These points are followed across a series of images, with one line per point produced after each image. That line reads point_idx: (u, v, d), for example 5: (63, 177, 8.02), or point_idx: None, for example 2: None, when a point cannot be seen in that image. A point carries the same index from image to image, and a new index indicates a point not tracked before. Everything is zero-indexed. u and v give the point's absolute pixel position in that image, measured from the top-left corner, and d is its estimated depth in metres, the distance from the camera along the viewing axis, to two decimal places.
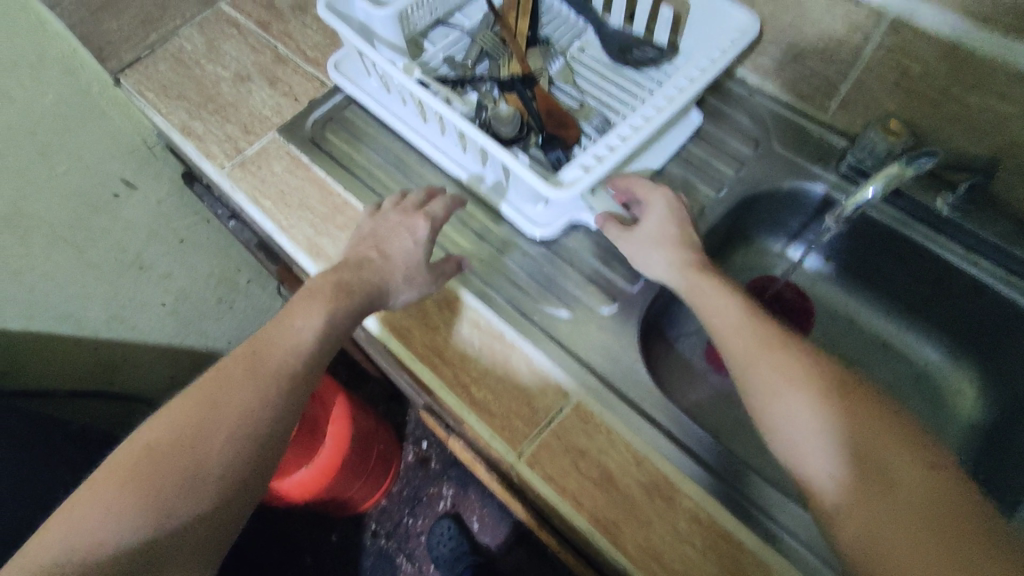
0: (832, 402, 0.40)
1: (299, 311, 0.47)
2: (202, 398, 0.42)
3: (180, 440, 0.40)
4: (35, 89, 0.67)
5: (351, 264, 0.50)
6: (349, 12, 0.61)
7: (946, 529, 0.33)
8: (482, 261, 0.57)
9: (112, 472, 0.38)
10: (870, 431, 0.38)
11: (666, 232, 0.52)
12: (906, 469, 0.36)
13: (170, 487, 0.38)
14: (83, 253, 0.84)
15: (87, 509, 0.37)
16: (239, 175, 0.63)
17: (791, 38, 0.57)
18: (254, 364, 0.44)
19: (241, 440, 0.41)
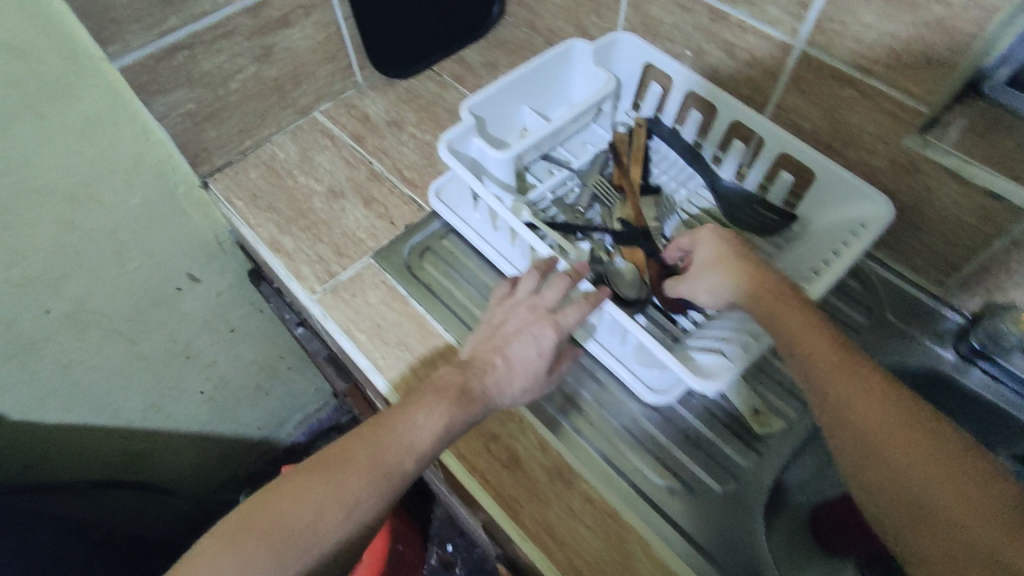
0: (845, 377, 0.41)
1: (417, 406, 0.46)
2: (326, 468, 0.42)
3: (303, 505, 0.40)
4: (123, 192, 0.64)
5: (473, 368, 0.49)
6: (464, 149, 0.60)
7: (941, 503, 0.36)
8: (591, 423, 0.54)
9: (241, 520, 0.40)
10: (881, 403, 0.39)
11: (709, 261, 0.50)
12: (912, 445, 0.37)
13: (289, 549, 0.39)
14: (135, 344, 0.79)
15: (215, 554, 0.38)
16: (331, 302, 0.60)
17: (911, 216, 0.57)
18: (374, 451, 0.43)
19: (347, 511, 0.41)
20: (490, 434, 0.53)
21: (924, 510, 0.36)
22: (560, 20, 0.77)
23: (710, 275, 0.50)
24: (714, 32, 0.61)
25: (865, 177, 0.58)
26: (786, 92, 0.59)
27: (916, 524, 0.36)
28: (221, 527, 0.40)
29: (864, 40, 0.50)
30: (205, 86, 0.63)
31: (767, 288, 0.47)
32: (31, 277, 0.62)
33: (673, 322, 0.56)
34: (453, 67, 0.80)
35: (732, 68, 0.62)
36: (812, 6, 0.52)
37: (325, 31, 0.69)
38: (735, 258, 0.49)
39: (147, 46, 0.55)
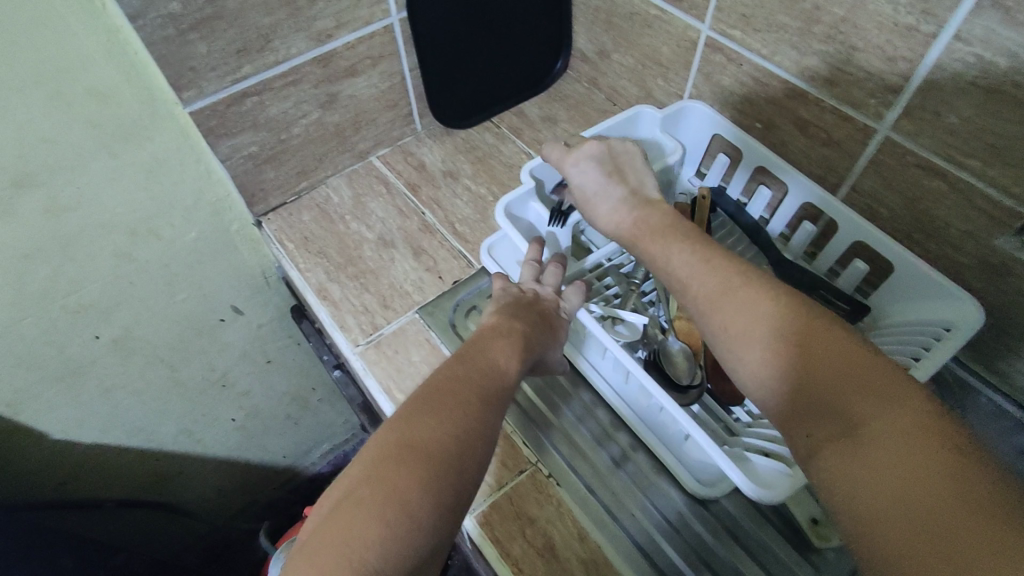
0: (813, 349, 0.35)
1: (492, 349, 0.42)
2: (442, 405, 0.36)
3: (445, 440, 0.34)
4: (181, 228, 0.64)
5: (522, 313, 0.48)
6: (522, 213, 0.59)
7: (917, 495, 0.28)
8: (633, 514, 0.51)
9: (385, 472, 0.32)
10: (856, 380, 0.33)
11: (597, 191, 0.52)
12: (898, 430, 0.31)
13: (452, 479, 0.32)
14: (174, 371, 0.78)
15: (374, 512, 0.30)
16: (373, 357, 0.59)
17: (1000, 319, 0.52)
18: (478, 385, 0.38)
19: (497, 409, 0.38)
20: (526, 516, 0.51)
21: (897, 503, 0.29)
22: (624, 79, 0.76)
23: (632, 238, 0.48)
24: (789, 107, 0.59)
25: (948, 272, 0.54)
26: (864, 174, 0.56)
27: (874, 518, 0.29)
28: (360, 489, 0.31)
29: (960, 132, 0.47)
30: (269, 130, 0.63)
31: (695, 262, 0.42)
32: (86, 306, 0.62)
33: (727, 412, 0.53)
34: (512, 120, 0.80)
35: (804, 145, 0.60)
36: (901, 93, 0.49)
37: (390, 80, 0.69)
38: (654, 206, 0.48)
39: (218, 93, 0.56)
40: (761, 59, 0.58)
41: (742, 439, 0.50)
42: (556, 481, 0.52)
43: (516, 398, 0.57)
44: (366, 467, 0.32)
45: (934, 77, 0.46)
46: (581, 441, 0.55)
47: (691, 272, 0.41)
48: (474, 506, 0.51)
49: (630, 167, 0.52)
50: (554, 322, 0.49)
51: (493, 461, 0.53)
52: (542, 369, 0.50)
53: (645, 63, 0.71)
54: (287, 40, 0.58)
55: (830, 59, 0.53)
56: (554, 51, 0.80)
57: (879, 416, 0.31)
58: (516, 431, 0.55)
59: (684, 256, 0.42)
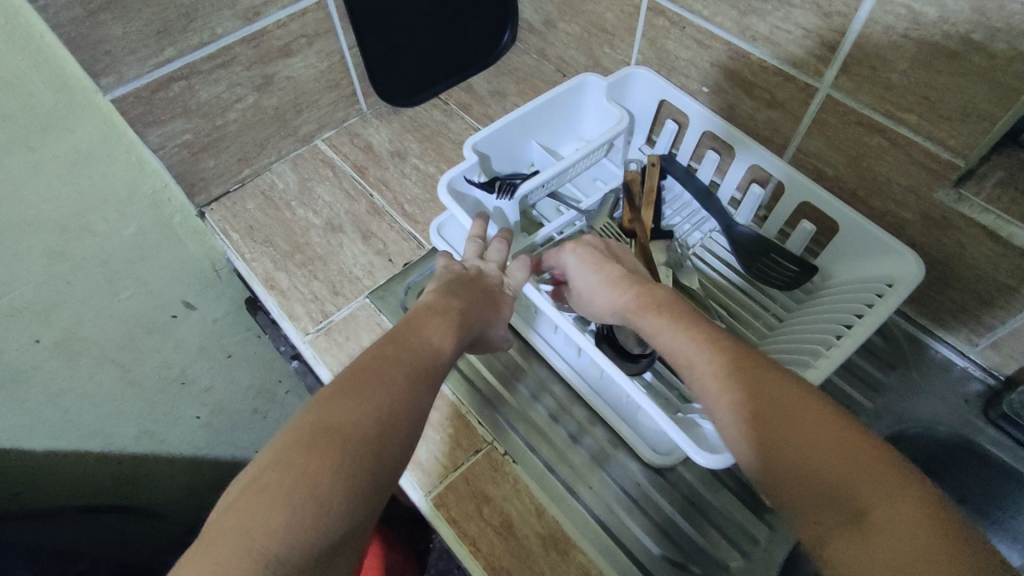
0: (750, 378, 0.35)
1: (426, 327, 0.41)
2: (365, 388, 0.35)
3: (364, 423, 0.33)
4: (118, 222, 0.62)
5: (461, 290, 0.47)
6: (467, 190, 0.58)
7: (863, 505, 0.29)
8: (591, 487, 0.51)
9: (295, 457, 0.31)
10: (801, 406, 0.33)
11: (592, 284, 0.48)
12: (837, 444, 0.31)
13: (367, 465, 0.32)
14: (127, 372, 0.75)
15: (282, 496, 0.29)
16: (324, 344, 0.58)
17: (943, 273, 0.52)
18: (406, 365, 0.38)
19: (425, 389, 0.37)
20: (483, 495, 0.50)
21: (840, 510, 0.30)
22: (571, 49, 0.74)
23: (637, 319, 0.43)
24: (732, 69, 0.58)
25: (892, 229, 0.54)
26: (808, 134, 0.56)
27: (828, 528, 0.30)
28: (267, 472, 0.30)
29: (896, 87, 0.47)
30: (203, 116, 0.61)
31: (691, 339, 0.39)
32: (20, 309, 0.59)
33: (681, 380, 0.53)
34: (460, 95, 0.78)
35: (750, 108, 0.59)
36: (839, 49, 0.49)
37: (329, 59, 0.67)
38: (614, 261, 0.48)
39: (142, 78, 0.54)
40: (702, 21, 0.57)
41: (695, 405, 0.49)
42: (512, 459, 0.52)
43: (470, 378, 0.56)
44: (280, 449, 0.31)
45: (868, 31, 0.46)
46: (538, 418, 0.55)
47: (706, 355, 0.37)
48: (430, 489, 0.51)
49: (619, 261, 0.49)
50: (497, 298, 0.48)
51: (448, 442, 0.53)
52: (487, 346, 0.49)
53: (591, 31, 0.70)
54: (211, 19, 0.55)
55: (770, 18, 0.52)
56: (500, 22, 0.78)
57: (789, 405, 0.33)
58: (471, 412, 0.55)
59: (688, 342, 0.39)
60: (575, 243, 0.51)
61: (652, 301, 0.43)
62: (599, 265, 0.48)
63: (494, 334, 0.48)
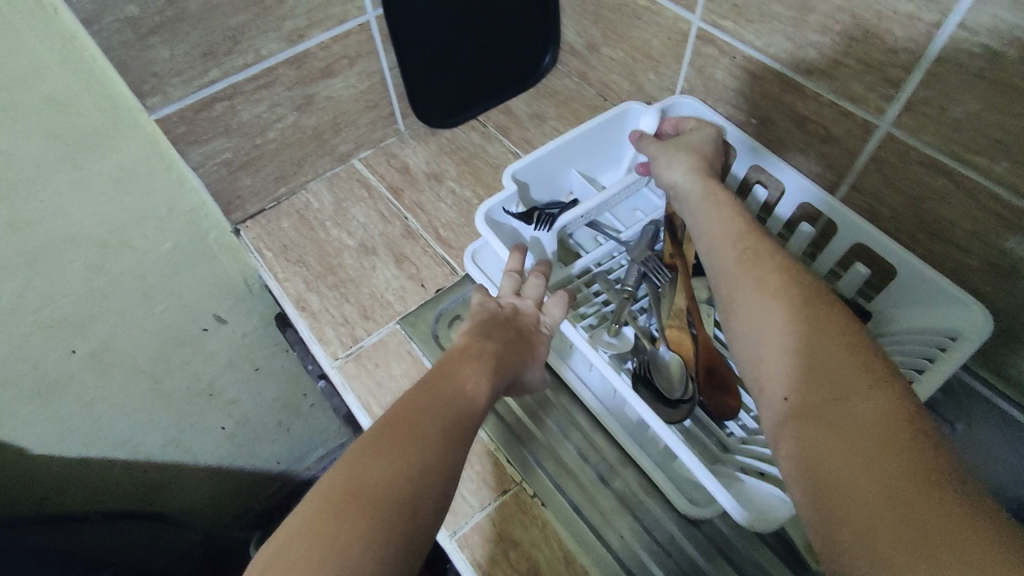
0: (785, 280, 0.37)
1: (459, 373, 0.40)
2: (395, 443, 0.34)
3: (397, 481, 0.32)
4: (155, 238, 0.62)
5: (495, 332, 0.45)
6: (504, 219, 0.57)
7: (850, 401, 0.32)
8: (623, 536, 0.49)
9: (324, 525, 0.30)
10: (818, 311, 0.35)
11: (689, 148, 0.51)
12: (850, 355, 0.33)
13: (400, 528, 0.30)
14: (157, 384, 0.76)
15: (313, 567, 0.28)
16: (352, 370, 0.58)
17: (1010, 325, 0.49)
18: (439, 415, 0.36)
19: (460, 440, 0.36)
20: (510, 539, 0.49)
21: (828, 402, 0.32)
22: (614, 74, 0.73)
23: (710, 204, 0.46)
24: (784, 102, 0.56)
25: (954, 275, 0.51)
26: (864, 172, 0.53)
27: (811, 414, 0.32)
28: (295, 544, 0.29)
29: (966, 128, 0.44)
30: (243, 135, 0.61)
31: (737, 222, 0.43)
32: (58, 321, 0.60)
33: (721, 427, 0.50)
34: (499, 118, 0.77)
35: (802, 141, 0.57)
36: (903, 86, 0.46)
37: (369, 80, 0.67)
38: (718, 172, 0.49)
39: (186, 99, 0.54)
40: (755, 51, 0.55)
41: (735, 458, 0.47)
42: (541, 501, 0.50)
43: (501, 413, 0.55)
44: (310, 515, 0.30)
45: (937, 69, 0.43)
46: (568, 457, 0.52)
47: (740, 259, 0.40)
48: (456, 529, 0.49)
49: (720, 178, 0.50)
50: (533, 340, 0.47)
51: (475, 480, 0.51)
52: (523, 388, 0.47)
53: (635, 57, 0.68)
54: (256, 41, 0.55)
55: (829, 51, 0.49)
56: (541, 45, 0.77)
57: (846, 364, 0.33)
58: (500, 448, 0.53)
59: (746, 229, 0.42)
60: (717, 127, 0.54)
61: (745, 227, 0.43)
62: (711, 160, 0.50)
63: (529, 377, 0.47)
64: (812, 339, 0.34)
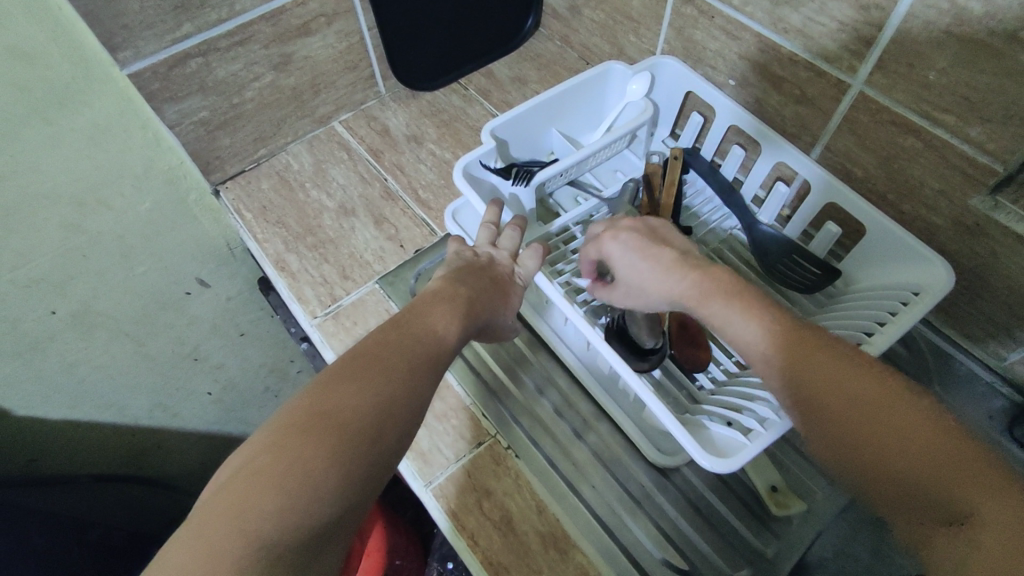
0: (824, 361, 0.33)
1: (431, 314, 0.41)
2: (364, 373, 0.35)
3: (361, 408, 0.33)
4: (133, 198, 0.62)
5: (467, 276, 0.46)
6: (483, 176, 0.57)
7: (964, 509, 0.27)
8: (593, 485, 0.50)
9: (289, 442, 0.30)
10: (874, 390, 0.31)
11: (641, 269, 0.44)
12: (934, 442, 0.29)
13: (362, 452, 0.32)
14: (141, 347, 0.76)
15: (273, 479, 0.29)
16: (331, 329, 0.58)
17: (973, 282, 0.50)
18: (407, 351, 0.37)
19: (426, 376, 0.37)
20: (483, 489, 0.50)
21: (940, 515, 0.27)
22: (596, 37, 0.73)
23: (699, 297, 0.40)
24: (761, 63, 0.56)
25: (921, 234, 0.52)
26: (837, 132, 0.53)
27: (927, 536, 0.27)
28: (260, 457, 0.30)
29: (935, 86, 0.44)
30: (219, 94, 0.60)
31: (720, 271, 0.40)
32: (37, 280, 0.60)
33: (691, 379, 0.51)
34: (480, 81, 0.77)
35: (778, 103, 0.57)
36: (875, 44, 0.46)
37: (348, 40, 0.66)
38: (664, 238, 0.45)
39: (159, 53, 0.53)
40: (732, 10, 0.55)
41: (703, 407, 0.48)
42: (515, 453, 0.51)
43: (475, 367, 0.56)
44: (273, 433, 0.31)
45: (907, 26, 0.44)
46: (542, 412, 0.54)
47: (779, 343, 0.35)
48: (431, 480, 0.50)
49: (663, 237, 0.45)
50: (504, 286, 0.47)
51: (451, 433, 0.53)
52: (492, 334, 0.48)
53: (616, 19, 0.68)
54: None
55: (804, 9, 0.49)
56: (523, 7, 0.76)
57: (865, 391, 0.32)
58: (476, 403, 0.54)
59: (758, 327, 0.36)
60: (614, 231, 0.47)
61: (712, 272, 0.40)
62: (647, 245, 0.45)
63: (499, 323, 0.47)
64: (819, 369, 0.33)
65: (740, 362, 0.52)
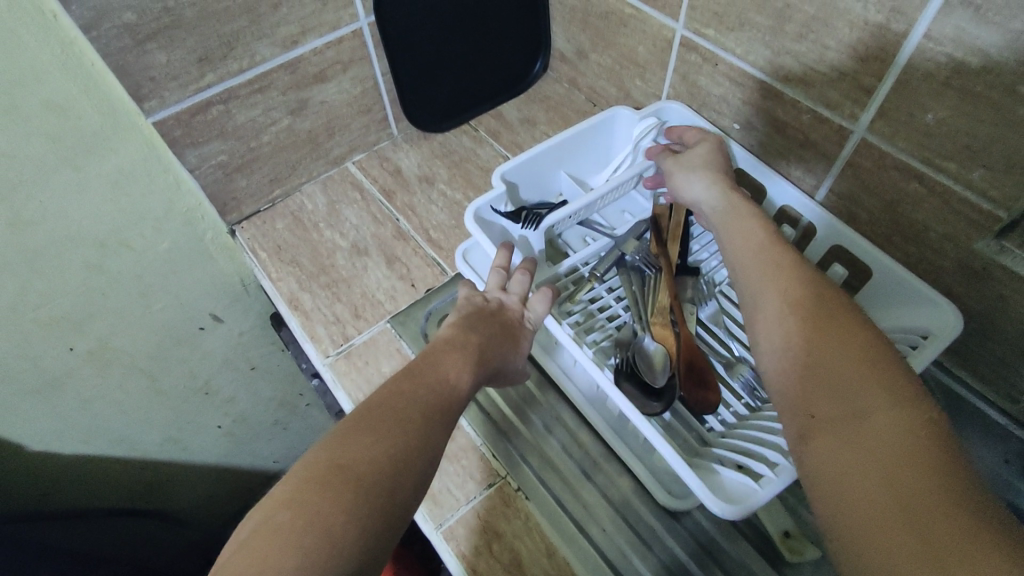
0: (813, 307, 0.38)
1: (443, 362, 0.41)
2: (380, 424, 0.35)
3: (379, 459, 0.33)
4: (153, 238, 0.63)
5: (476, 321, 0.47)
6: (493, 218, 0.58)
7: (863, 401, 0.34)
8: (604, 528, 0.50)
9: (307, 498, 0.31)
10: (837, 321, 0.37)
11: (700, 162, 0.53)
12: (871, 371, 0.35)
13: (379, 506, 0.32)
14: (154, 381, 0.76)
15: (293, 535, 0.29)
16: (343, 368, 0.59)
17: (982, 324, 0.50)
18: (422, 400, 0.38)
19: (441, 426, 0.37)
20: (493, 532, 0.50)
21: (841, 402, 0.34)
22: (603, 80, 0.75)
23: (727, 193, 0.49)
24: (765, 108, 0.57)
25: (928, 276, 0.52)
26: (841, 176, 0.54)
27: (822, 419, 0.34)
28: (279, 513, 0.30)
29: (936, 134, 0.45)
30: (238, 139, 0.62)
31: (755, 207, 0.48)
32: (56, 318, 0.60)
33: (700, 421, 0.51)
34: (489, 122, 0.79)
35: (783, 146, 0.58)
36: (876, 93, 0.48)
37: (362, 85, 0.69)
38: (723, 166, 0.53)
39: (182, 102, 0.55)
40: (735, 58, 0.57)
41: (714, 450, 0.48)
42: (525, 495, 0.51)
43: (486, 408, 0.56)
44: (293, 489, 0.31)
45: (907, 77, 0.45)
46: (552, 452, 0.54)
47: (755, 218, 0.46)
48: (441, 522, 0.50)
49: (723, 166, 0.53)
50: (513, 331, 0.48)
51: (461, 474, 0.53)
52: (504, 379, 0.48)
53: (623, 63, 0.70)
54: (251, 46, 0.57)
55: (805, 59, 0.51)
56: (532, 51, 0.78)
57: (829, 321, 0.37)
58: (487, 444, 0.54)
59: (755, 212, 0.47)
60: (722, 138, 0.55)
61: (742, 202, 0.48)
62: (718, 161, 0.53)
63: (509, 369, 0.48)
64: (802, 295, 0.39)
65: (750, 404, 0.52)
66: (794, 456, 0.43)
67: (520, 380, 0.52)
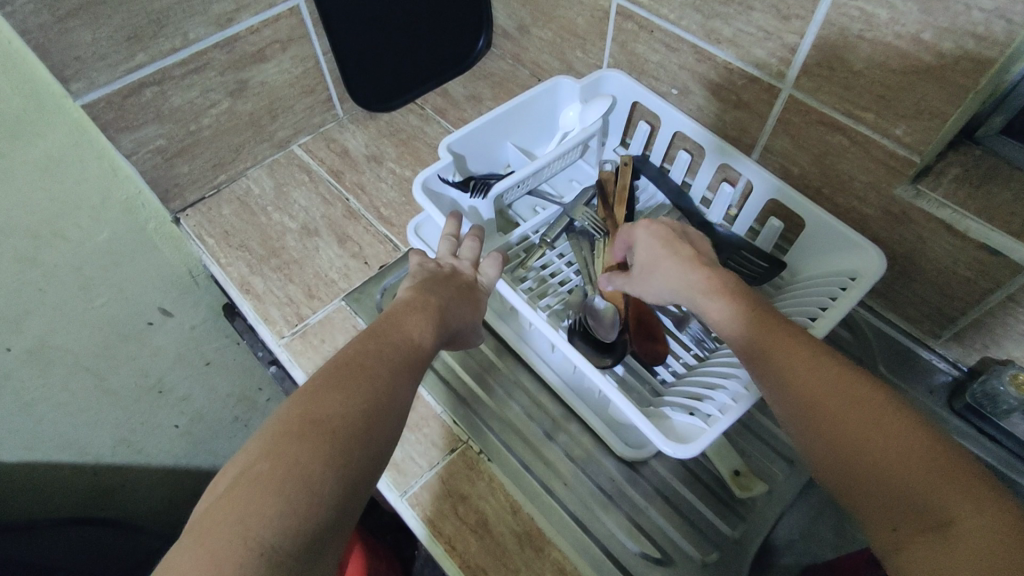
0: (818, 378, 0.36)
1: (407, 323, 0.42)
2: (351, 381, 0.36)
3: (353, 414, 0.34)
4: (91, 228, 0.61)
5: (436, 283, 0.48)
6: (442, 190, 0.59)
7: (941, 511, 0.29)
8: (566, 483, 0.51)
9: (285, 449, 0.31)
10: (847, 389, 0.35)
11: (658, 256, 0.47)
12: (900, 436, 0.32)
13: (355, 455, 0.33)
14: (103, 381, 0.74)
15: (274, 485, 0.30)
16: (299, 347, 0.59)
17: (905, 266, 0.54)
18: (388, 360, 0.39)
19: (409, 383, 0.39)
20: (458, 495, 0.51)
21: (917, 512, 0.30)
22: (545, 54, 0.76)
23: (703, 298, 0.44)
24: (699, 72, 0.59)
25: (856, 225, 0.56)
26: (773, 134, 0.57)
27: (904, 534, 0.30)
28: (257, 464, 0.31)
29: (854, 86, 0.48)
30: (176, 122, 0.61)
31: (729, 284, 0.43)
32: None
33: (653, 373, 0.54)
34: (435, 100, 0.79)
35: (718, 109, 0.61)
36: (799, 50, 0.50)
37: (303, 64, 0.68)
38: (680, 244, 0.47)
39: (113, 83, 0.54)
40: (669, 24, 0.59)
41: (666, 398, 0.50)
42: (487, 457, 0.52)
43: (445, 378, 0.57)
44: (269, 443, 0.32)
45: (826, 33, 0.47)
46: (513, 416, 0.55)
47: (742, 321, 0.41)
48: (406, 489, 0.51)
49: (686, 240, 0.48)
50: (472, 293, 0.49)
51: (424, 443, 0.53)
52: (464, 340, 0.50)
53: (563, 36, 0.71)
54: (183, 25, 0.55)
55: (734, 21, 0.53)
56: (474, 28, 0.79)
57: (843, 391, 0.35)
58: (448, 411, 0.55)
59: (739, 313, 0.41)
60: (648, 220, 0.50)
61: (715, 279, 0.44)
62: (668, 243, 0.47)
63: (469, 329, 0.49)
64: (803, 372, 0.37)
65: (698, 354, 0.54)
66: (739, 395, 0.45)
67: (474, 345, 0.52)
